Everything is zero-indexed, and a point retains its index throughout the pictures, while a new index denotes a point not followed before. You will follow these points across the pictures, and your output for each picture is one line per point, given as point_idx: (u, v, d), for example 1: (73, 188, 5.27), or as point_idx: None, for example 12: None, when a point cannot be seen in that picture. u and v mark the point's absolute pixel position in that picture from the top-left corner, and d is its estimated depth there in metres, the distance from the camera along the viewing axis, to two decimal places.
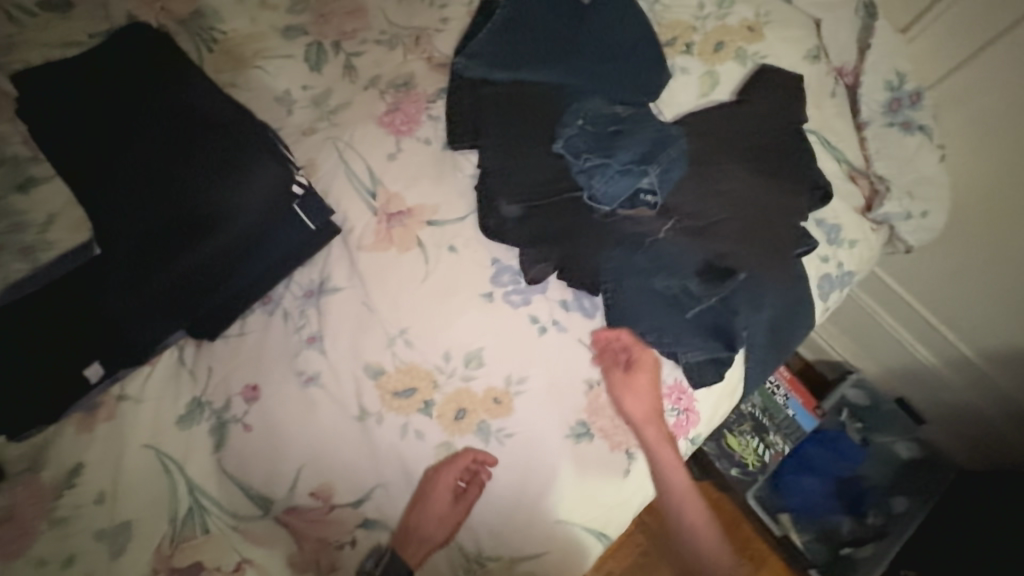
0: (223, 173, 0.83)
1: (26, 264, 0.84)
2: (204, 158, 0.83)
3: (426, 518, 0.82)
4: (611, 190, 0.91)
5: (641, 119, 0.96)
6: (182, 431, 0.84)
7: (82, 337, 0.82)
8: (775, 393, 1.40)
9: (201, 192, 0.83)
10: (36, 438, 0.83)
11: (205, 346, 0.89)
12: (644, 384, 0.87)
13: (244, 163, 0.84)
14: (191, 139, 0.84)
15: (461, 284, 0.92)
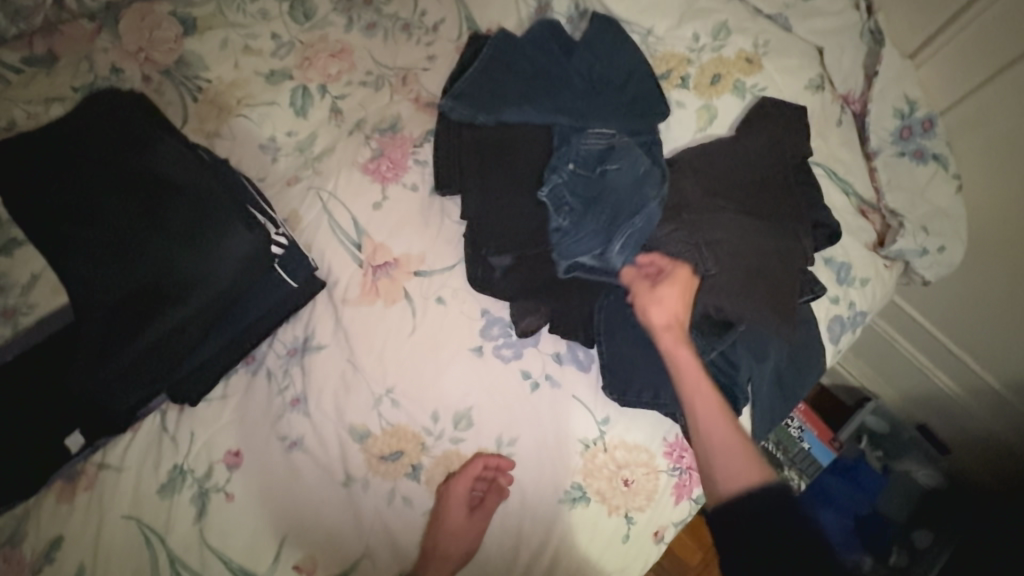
0: (197, 239, 0.81)
1: (7, 328, 0.83)
2: (178, 225, 0.81)
3: (442, 535, 0.81)
4: (574, 248, 0.84)
5: (629, 171, 0.86)
6: (163, 501, 0.81)
7: (62, 407, 0.80)
8: (789, 426, 1.34)
9: (175, 260, 0.80)
10: (17, 509, 0.81)
11: (187, 410, 0.86)
12: (679, 285, 0.84)
13: (220, 224, 0.82)
14: (165, 205, 0.82)
15: (449, 338, 0.88)
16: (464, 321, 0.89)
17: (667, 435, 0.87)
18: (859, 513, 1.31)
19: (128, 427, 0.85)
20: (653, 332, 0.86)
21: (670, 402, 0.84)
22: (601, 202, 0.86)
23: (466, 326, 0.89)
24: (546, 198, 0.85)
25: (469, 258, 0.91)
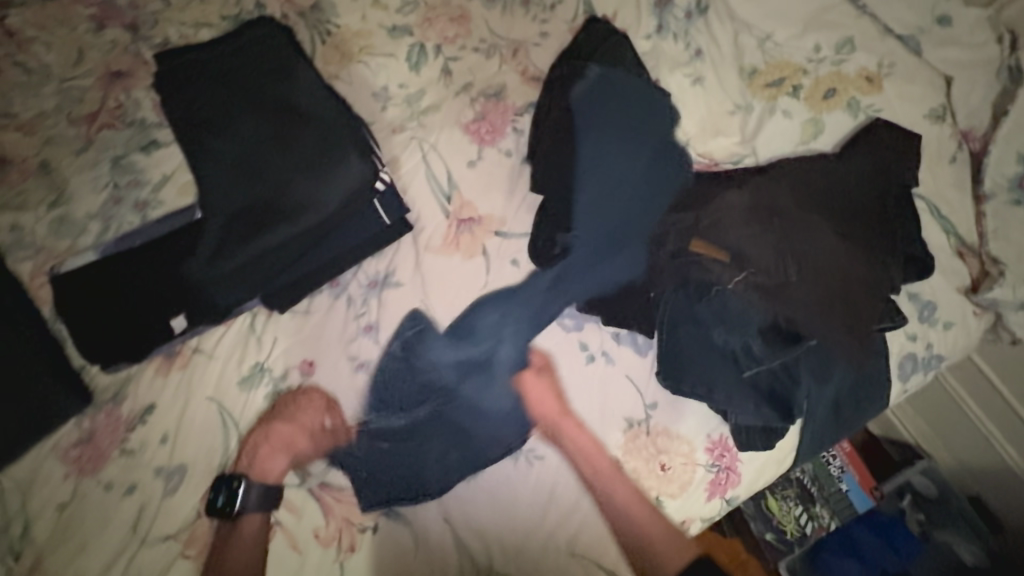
0: (319, 166, 0.90)
1: (137, 217, 0.98)
2: (303, 149, 0.90)
3: (280, 429, 0.86)
4: (370, 466, 0.86)
5: (461, 425, 0.87)
6: (241, 393, 0.90)
7: (174, 292, 0.90)
8: (829, 464, 1.33)
9: (296, 180, 0.89)
10: (122, 374, 0.92)
11: (274, 317, 0.94)
12: (547, 393, 0.88)
13: (335, 159, 0.90)
14: (295, 131, 0.91)
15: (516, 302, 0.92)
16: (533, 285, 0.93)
17: (712, 433, 0.87)
18: (885, 570, 1.24)
19: (223, 322, 0.93)
20: (718, 332, 0.84)
21: (723, 401, 0.83)
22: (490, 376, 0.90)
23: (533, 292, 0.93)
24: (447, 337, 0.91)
25: (538, 234, 0.95)
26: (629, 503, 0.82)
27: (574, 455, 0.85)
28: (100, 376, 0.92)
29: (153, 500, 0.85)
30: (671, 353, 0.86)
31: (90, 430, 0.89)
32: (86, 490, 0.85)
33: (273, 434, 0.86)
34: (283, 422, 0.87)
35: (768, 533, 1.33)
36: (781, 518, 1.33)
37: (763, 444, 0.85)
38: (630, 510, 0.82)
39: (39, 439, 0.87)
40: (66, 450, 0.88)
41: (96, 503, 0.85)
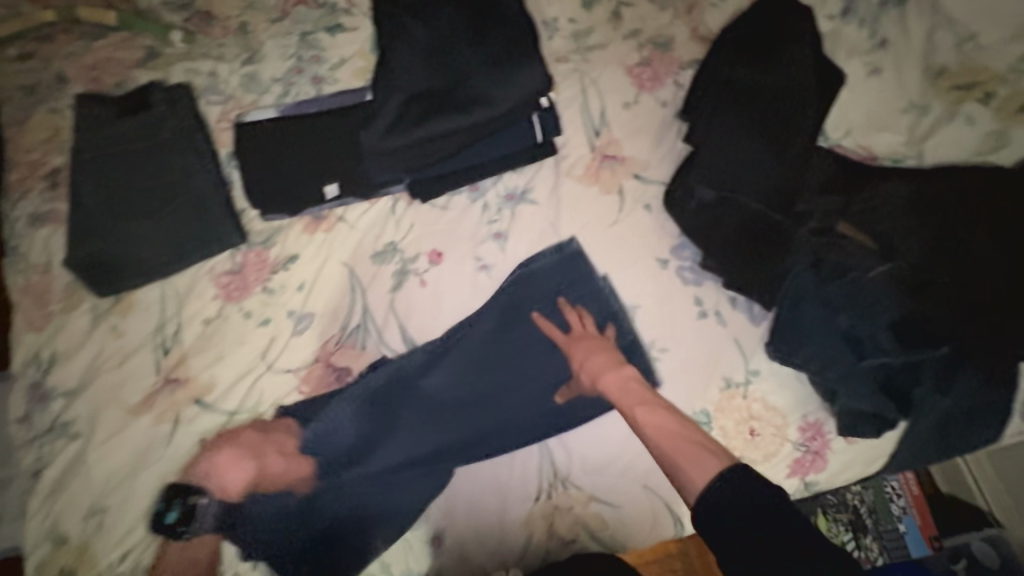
0: (499, 67, 0.93)
1: (314, 89, 1.07)
2: (488, 51, 0.94)
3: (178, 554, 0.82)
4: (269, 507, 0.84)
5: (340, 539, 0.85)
6: (373, 264, 0.98)
7: (340, 162, 1.00)
8: (891, 500, 1.26)
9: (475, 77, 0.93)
10: (276, 223, 1.02)
11: (415, 205, 1.00)
12: (600, 349, 0.84)
13: (517, 65, 0.93)
14: (484, 32, 0.95)
15: (643, 245, 0.96)
16: (662, 234, 0.96)
17: (808, 414, 0.87)
18: None
19: (369, 198, 1.00)
20: (842, 317, 0.85)
21: (837, 380, 0.84)
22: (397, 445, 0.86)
23: (659, 240, 0.96)
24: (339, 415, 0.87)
25: (676, 181, 0.97)
26: (662, 428, 0.71)
27: (596, 382, 0.81)
28: (256, 220, 1.02)
29: (281, 336, 0.95)
30: (790, 324, 0.87)
31: (241, 263, 0.99)
32: (229, 313, 0.97)
33: (278, 440, 0.86)
34: (276, 453, 0.85)
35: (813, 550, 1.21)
36: (828, 539, 1.22)
37: (871, 431, 0.84)
38: (662, 438, 0.70)
39: (199, 259, 0.99)
40: (218, 275, 0.99)
41: (235, 326, 0.96)
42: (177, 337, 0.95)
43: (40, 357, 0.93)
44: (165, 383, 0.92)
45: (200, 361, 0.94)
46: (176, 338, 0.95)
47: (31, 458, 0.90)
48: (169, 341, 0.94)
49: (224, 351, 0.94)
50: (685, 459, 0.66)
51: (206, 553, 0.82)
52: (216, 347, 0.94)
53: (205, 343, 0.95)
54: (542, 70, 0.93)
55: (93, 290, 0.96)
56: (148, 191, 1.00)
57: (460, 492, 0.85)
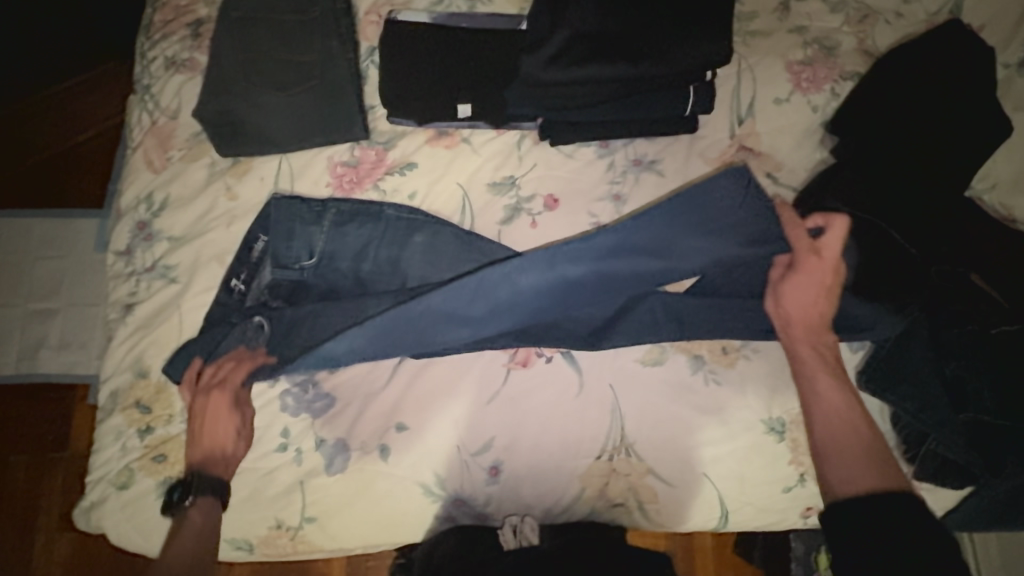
0: (677, 29, 0.87)
1: (466, 4, 1.04)
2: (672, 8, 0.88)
3: None
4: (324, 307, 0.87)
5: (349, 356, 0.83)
6: (489, 193, 0.97)
7: (479, 83, 0.98)
8: None
9: (649, 32, 0.87)
10: (400, 128, 1.01)
11: (541, 147, 0.99)
12: (815, 296, 0.84)
13: (705, 33, 0.86)
14: None
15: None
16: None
17: None
18: None
19: (497, 128, 1.00)
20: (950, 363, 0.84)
21: (930, 425, 0.82)
22: (435, 304, 0.85)
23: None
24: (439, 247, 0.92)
25: (808, 190, 0.95)
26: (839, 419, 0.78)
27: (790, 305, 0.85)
28: (382, 121, 1.02)
29: (358, 228, 0.92)
30: (892, 362, 0.86)
31: (358, 160, 0.99)
32: (320, 203, 0.92)
33: (210, 413, 0.82)
34: (201, 411, 0.83)
35: None
36: None
37: (942, 482, 0.84)
38: (834, 432, 0.76)
39: (321, 144, 0.99)
40: (335, 164, 0.99)
41: (330, 219, 0.92)
42: (269, 215, 0.91)
43: (152, 198, 0.95)
44: (260, 259, 0.91)
45: (284, 240, 0.90)
46: (271, 213, 0.90)
47: (126, 291, 0.93)
48: (268, 214, 0.91)
49: (318, 237, 0.91)
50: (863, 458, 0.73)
51: (208, 533, 0.77)
52: (306, 233, 0.90)
53: (289, 223, 0.90)
54: (728, 42, 0.86)
55: (215, 147, 0.97)
56: (285, 63, 0.99)
57: (526, 426, 0.87)
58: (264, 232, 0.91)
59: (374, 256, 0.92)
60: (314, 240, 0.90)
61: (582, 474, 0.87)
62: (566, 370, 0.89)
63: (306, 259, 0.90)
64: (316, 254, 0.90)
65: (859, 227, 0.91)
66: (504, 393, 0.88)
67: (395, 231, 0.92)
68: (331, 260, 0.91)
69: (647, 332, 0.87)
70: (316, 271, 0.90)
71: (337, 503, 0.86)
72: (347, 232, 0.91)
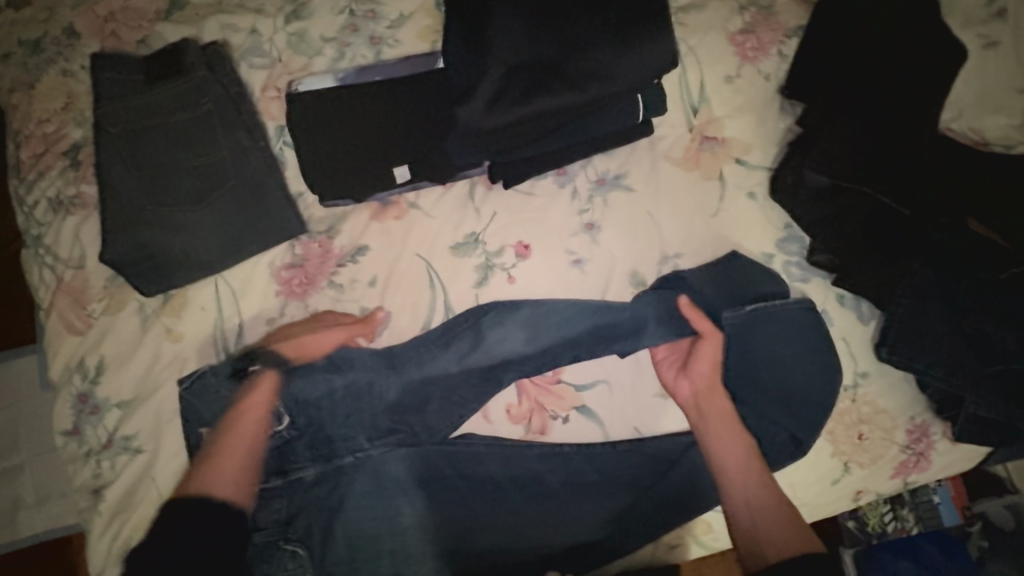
0: (611, 37, 0.78)
1: (372, 52, 0.93)
2: (599, 13, 0.79)
3: (219, 481, 0.72)
4: (321, 453, 0.81)
5: (377, 498, 0.81)
6: (454, 257, 0.89)
7: (413, 141, 0.88)
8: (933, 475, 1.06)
9: (584, 47, 0.78)
10: (339, 210, 0.91)
11: (495, 191, 0.91)
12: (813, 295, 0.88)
13: (642, 35, 0.78)
14: None
15: (749, 244, 0.90)
16: (766, 229, 0.90)
17: (916, 417, 0.85)
18: None
19: (444, 183, 0.90)
20: (971, 317, 0.82)
21: (966, 389, 0.80)
22: (434, 401, 0.83)
23: (767, 237, 0.90)
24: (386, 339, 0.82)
25: (783, 166, 0.90)
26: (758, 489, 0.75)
27: (844, 259, 0.86)
28: (316, 206, 0.91)
29: (301, 362, 0.81)
30: (909, 326, 0.82)
31: (302, 257, 0.89)
32: (242, 362, 0.81)
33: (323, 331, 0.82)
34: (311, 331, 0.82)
35: (850, 521, 1.11)
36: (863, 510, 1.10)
37: (988, 438, 0.83)
38: (751, 512, 0.73)
39: (257, 252, 0.88)
40: (278, 269, 0.88)
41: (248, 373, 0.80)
42: (196, 406, 0.80)
43: (85, 364, 0.84)
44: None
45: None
46: (197, 404, 0.80)
47: (89, 476, 0.82)
48: (195, 411, 0.80)
49: None
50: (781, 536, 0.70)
51: (255, 424, 0.77)
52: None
53: (222, 399, 0.80)
54: (668, 38, 0.79)
55: (138, 290, 0.85)
56: (189, 173, 0.87)
57: (567, 496, 0.83)
58: (204, 424, 0.80)
59: (322, 377, 0.81)
60: (268, 400, 0.80)
61: (631, 532, 0.82)
62: (587, 427, 0.84)
63: (277, 422, 0.80)
64: (282, 413, 0.81)
65: (842, 199, 0.86)
66: (537, 472, 0.83)
67: (326, 335, 0.81)
68: (296, 404, 0.81)
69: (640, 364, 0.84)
70: (289, 423, 0.81)
71: None
72: (283, 370, 0.81)
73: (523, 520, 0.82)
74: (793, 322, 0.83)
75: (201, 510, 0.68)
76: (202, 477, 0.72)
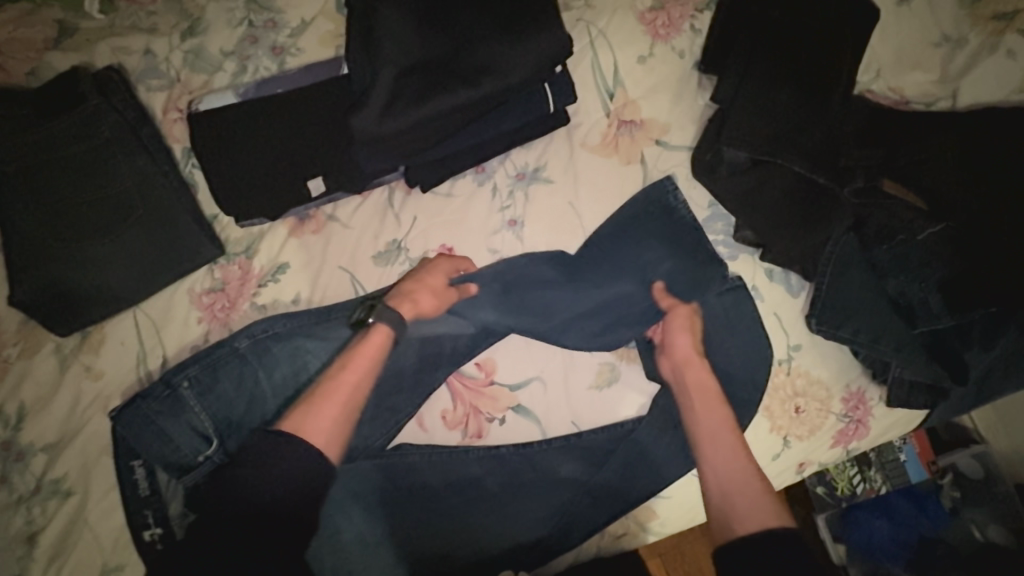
0: (504, 31, 0.78)
1: (274, 63, 0.90)
2: (490, 9, 0.78)
3: (315, 419, 0.73)
4: None
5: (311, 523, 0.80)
6: (378, 267, 0.87)
7: (321, 151, 0.85)
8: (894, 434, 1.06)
9: (478, 45, 0.78)
10: (256, 228, 0.88)
11: (414, 195, 0.89)
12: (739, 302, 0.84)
13: (535, 27, 0.78)
14: None
15: (701, 224, 0.88)
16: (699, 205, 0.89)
17: (851, 384, 0.86)
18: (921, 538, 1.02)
19: (360, 192, 0.88)
20: (893, 281, 0.86)
21: (891, 351, 0.81)
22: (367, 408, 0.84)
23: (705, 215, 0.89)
24: (317, 346, 0.84)
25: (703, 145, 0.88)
26: (742, 473, 0.73)
27: (771, 235, 0.85)
28: (232, 228, 0.88)
29: (226, 383, 0.81)
30: (834, 296, 0.82)
31: (222, 281, 0.87)
32: (166, 385, 0.79)
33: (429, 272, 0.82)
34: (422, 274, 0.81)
35: (818, 486, 1.09)
36: (833, 473, 1.08)
37: (921, 399, 0.84)
38: (727, 484, 0.72)
39: (175, 279, 0.86)
40: (198, 296, 0.86)
41: (186, 394, 0.80)
42: (126, 438, 0.78)
43: (4, 412, 0.81)
44: (153, 471, 0.80)
45: (165, 444, 0.79)
46: (130, 437, 0.78)
47: (20, 525, 0.80)
48: (127, 439, 0.78)
49: (198, 416, 0.80)
50: (749, 506, 0.69)
51: (368, 363, 0.78)
52: (181, 423, 0.79)
53: (155, 428, 0.78)
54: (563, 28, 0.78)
55: (53, 330, 0.83)
56: (96, 205, 0.84)
57: (507, 497, 0.83)
58: (139, 455, 0.79)
59: (263, 390, 0.83)
60: (195, 421, 0.80)
61: (574, 526, 0.82)
62: (524, 425, 0.84)
63: (205, 445, 0.80)
64: (211, 434, 0.80)
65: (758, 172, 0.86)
66: (477, 475, 0.83)
67: (259, 348, 0.82)
68: (230, 424, 0.81)
69: (566, 360, 0.85)
70: (223, 447, 0.81)
71: None
72: (219, 391, 0.81)
73: (466, 525, 0.82)
74: (712, 306, 0.85)
75: (284, 450, 0.69)
76: (298, 420, 0.73)
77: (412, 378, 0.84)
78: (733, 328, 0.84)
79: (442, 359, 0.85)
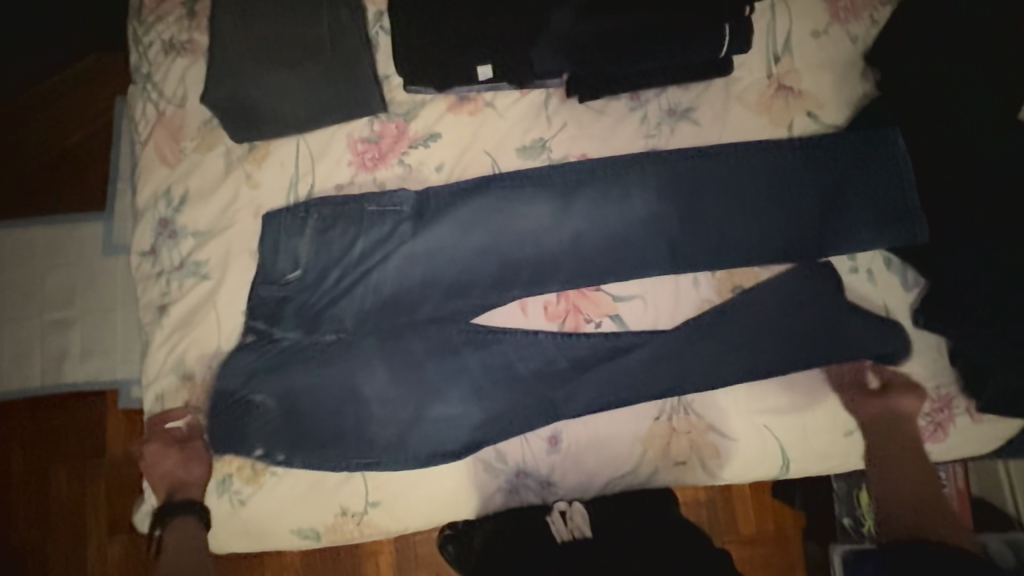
0: None
1: None
2: None
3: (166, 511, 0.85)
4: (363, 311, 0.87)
5: (408, 368, 0.87)
6: (520, 159, 0.93)
7: (499, 37, 0.89)
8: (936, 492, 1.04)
9: None
10: (419, 97, 0.96)
11: (570, 104, 0.95)
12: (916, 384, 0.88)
13: None
14: None
15: (851, 198, 0.88)
16: (823, 189, 0.88)
17: (941, 387, 0.89)
18: None
19: (522, 88, 0.94)
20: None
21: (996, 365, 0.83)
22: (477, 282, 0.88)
23: (824, 199, 0.88)
24: (434, 219, 0.88)
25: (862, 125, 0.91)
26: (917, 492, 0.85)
27: (902, 228, 0.87)
28: (399, 92, 0.96)
29: (339, 222, 0.87)
30: (948, 296, 0.85)
31: (378, 135, 0.95)
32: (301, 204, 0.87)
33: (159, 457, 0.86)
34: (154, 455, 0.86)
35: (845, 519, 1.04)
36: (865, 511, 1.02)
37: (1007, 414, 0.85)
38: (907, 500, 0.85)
39: (336, 117, 0.93)
40: (355, 141, 0.94)
41: (310, 219, 0.87)
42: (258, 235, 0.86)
43: (171, 193, 0.92)
44: (252, 282, 0.86)
45: (271, 253, 0.85)
46: (258, 234, 0.85)
47: (156, 293, 0.90)
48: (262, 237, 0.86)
49: (302, 244, 0.86)
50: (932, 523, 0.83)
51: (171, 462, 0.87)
52: (293, 243, 0.86)
53: (276, 237, 0.86)
54: None
55: (228, 134, 0.92)
56: (289, 38, 0.91)
57: (584, 399, 0.87)
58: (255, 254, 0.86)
59: (353, 246, 0.87)
60: (299, 248, 0.86)
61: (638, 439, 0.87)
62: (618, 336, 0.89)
63: (293, 270, 0.85)
64: (301, 265, 0.85)
65: (877, 178, 0.88)
66: (561, 370, 0.87)
67: (374, 203, 0.88)
68: (323, 264, 0.86)
69: (673, 290, 0.90)
70: (305, 283, 0.86)
71: (398, 487, 0.88)
72: (327, 228, 0.86)
73: (541, 412, 0.87)
74: (823, 279, 0.88)
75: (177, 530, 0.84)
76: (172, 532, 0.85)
77: (490, 271, 0.88)
78: (841, 306, 0.87)
79: (562, 257, 0.88)
